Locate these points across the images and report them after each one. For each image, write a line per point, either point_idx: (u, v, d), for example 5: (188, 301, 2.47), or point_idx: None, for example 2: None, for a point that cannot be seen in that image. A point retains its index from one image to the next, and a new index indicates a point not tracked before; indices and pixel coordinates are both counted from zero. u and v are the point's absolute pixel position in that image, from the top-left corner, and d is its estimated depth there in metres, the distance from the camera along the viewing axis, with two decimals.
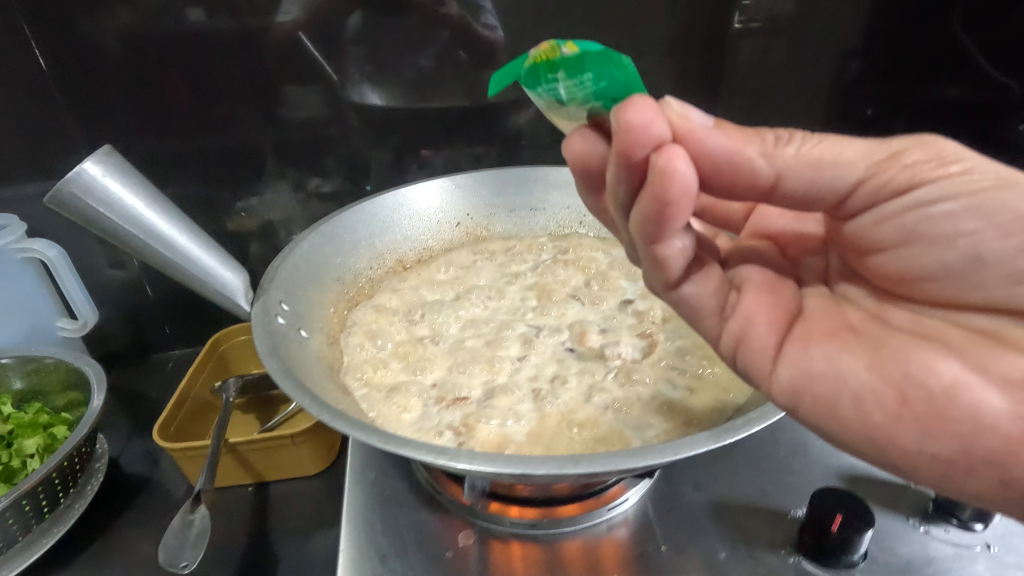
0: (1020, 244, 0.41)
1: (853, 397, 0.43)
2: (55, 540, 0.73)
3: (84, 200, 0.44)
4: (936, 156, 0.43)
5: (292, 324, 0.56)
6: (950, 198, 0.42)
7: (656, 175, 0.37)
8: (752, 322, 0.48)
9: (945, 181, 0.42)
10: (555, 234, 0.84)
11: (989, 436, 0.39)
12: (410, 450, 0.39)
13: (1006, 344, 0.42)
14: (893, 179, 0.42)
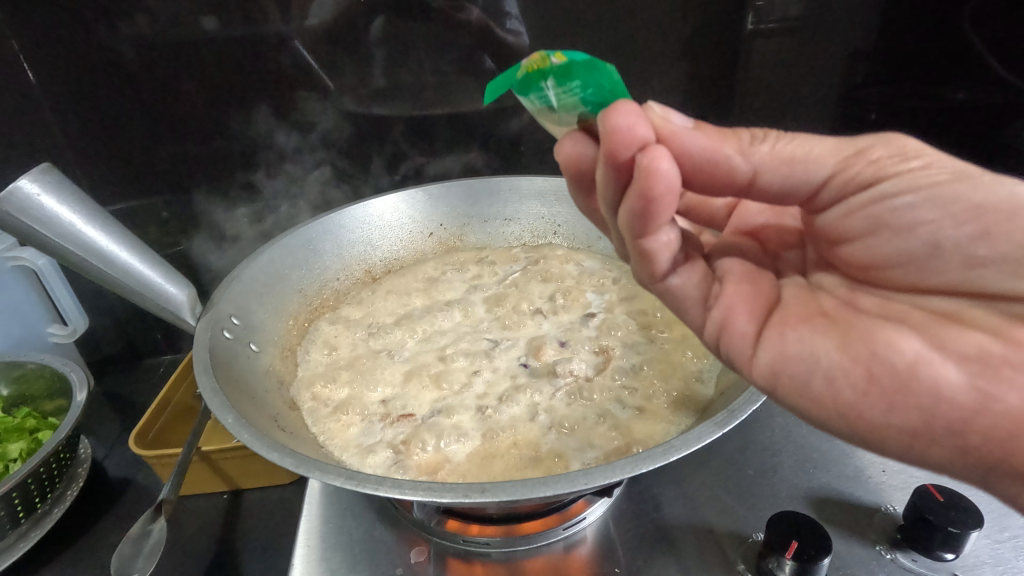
0: (976, 231, 0.37)
1: (825, 375, 0.38)
2: (30, 543, 0.75)
3: (20, 218, 0.44)
4: (906, 153, 0.39)
5: (241, 338, 0.56)
6: (917, 188, 0.38)
7: (640, 174, 0.33)
8: (733, 310, 0.43)
9: (909, 175, 0.38)
10: (528, 245, 0.83)
11: (950, 407, 0.35)
12: (316, 473, 0.38)
13: (967, 324, 0.38)
14: (860, 175, 0.38)
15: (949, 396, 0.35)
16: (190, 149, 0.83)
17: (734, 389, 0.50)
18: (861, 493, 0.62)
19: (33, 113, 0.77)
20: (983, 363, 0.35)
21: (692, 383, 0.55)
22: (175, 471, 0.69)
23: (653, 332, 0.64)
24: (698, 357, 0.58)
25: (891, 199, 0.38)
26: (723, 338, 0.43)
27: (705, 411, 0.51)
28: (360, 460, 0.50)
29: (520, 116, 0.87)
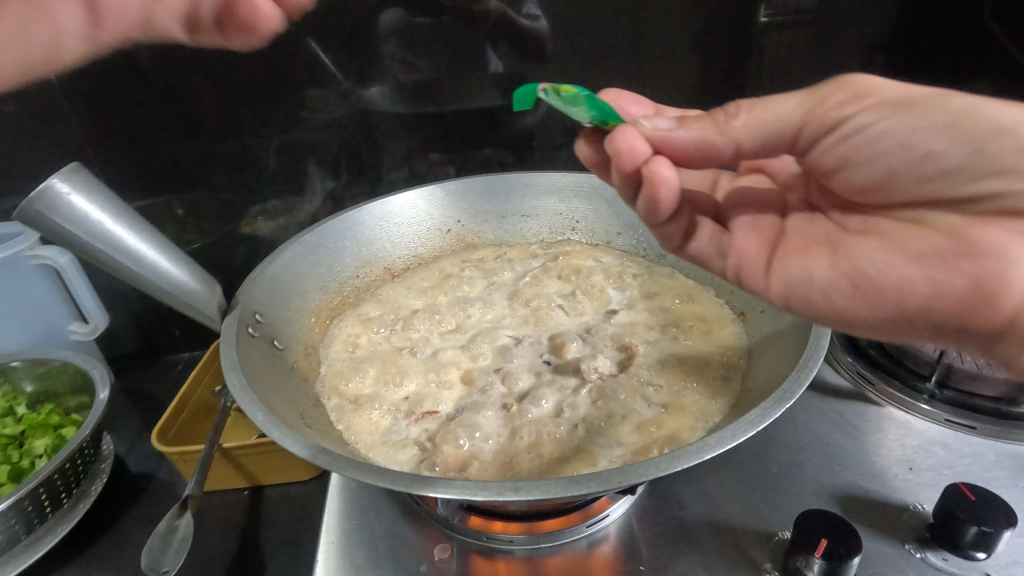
0: (922, 149, 0.43)
1: (820, 293, 0.47)
2: (58, 536, 0.76)
3: (51, 217, 0.44)
4: (867, 91, 0.45)
5: (265, 335, 0.57)
6: (871, 121, 0.44)
7: (644, 183, 0.46)
8: (745, 256, 0.53)
9: (863, 111, 0.44)
10: (546, 241, 0.82)
11: (911, 297, 0.43)
12: (347, 470, 0.38)
13: (929, 228, 0.44)
14: (821, 121, 0.45)
15: (911, 288, 0.43)
16: (208, 146, 0.83)
17: (763, 386, 0.49)
18: (889, 491, 0.61)
19: (51, 114, 0.77)
20: (937, 257, 0.42)
21: (717, 379, 0.54)
22: (198, 467, 0.69)
23: (677, 327, 0.63)
24: (723, 353, 0.58)
25: (856, 131, 0.44)
26: (742, 279, 0.54)
27: (732, 408, 0.51)
28: (387, 456, 0.50)
29: (534, 111, 0.87)
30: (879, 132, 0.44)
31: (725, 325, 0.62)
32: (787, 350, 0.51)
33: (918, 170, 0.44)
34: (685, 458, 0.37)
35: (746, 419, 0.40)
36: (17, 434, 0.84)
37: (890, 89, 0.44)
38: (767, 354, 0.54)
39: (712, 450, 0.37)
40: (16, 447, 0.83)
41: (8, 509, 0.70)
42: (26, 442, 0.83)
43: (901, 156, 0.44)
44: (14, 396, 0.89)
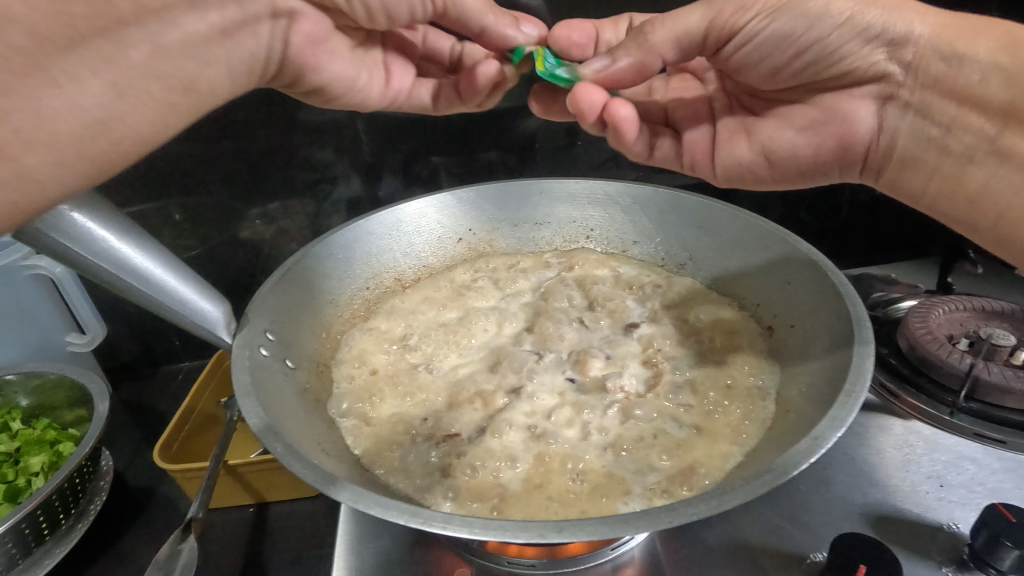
0: (813, 28, 0.52)
1: (747, 170, 0.65)
2: (56, 560, 0.72)
3: (51, 237, 0.42)
4: (755, 1, 0.52)
5: (277, 355, 0.54)
6: (760, 22, 0.53)
7: (613, 135, 0.60)
8: (697, 153, 0.67)
9: (759, 8, 0.52)
10: (561, 250, 0.79)
11: (804, 152, 0.60)
12: (378, 511, 0.35)
13: (817, 106, 0.58)
14: (727, 23, 0.53)
15: (800, 150, 0.60)
16: (210, 151, 0.80)
17: (800, 410, 0.47)
18: (921, 510, 0.59)
19: None
20: (813, 125, 0.59)
21: (750, 399, 0.53)
22: (203, 488, 0.66)
23: (702, 344, 0.61)
24: (753, 372, 0.56)
25: (764, 23, 0.52)
26: (695, 166, 0.68)
27: (768, 430, 0.48)
28: (408, 484, 0.48)
29: (538, 114, 0.84)
30: (778, 30, 0.53)
31: (754, 342, 0.60)
32: (826, 371, 0.48)
33: (799, 45, 0.53)
34: (741, 495, 0.34)
35: (798, 448, 0.37)
36: (12, 451, 0.79)
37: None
38: (801, 373, 0.52)
39: (771, 488, 0.35)
40: (12, 465, 0.78)
41: (5, 532, 0.66)
42: (20, 459, 0.79)
43: (795, 38, 0.53)
44: (9, 411, 0.84)
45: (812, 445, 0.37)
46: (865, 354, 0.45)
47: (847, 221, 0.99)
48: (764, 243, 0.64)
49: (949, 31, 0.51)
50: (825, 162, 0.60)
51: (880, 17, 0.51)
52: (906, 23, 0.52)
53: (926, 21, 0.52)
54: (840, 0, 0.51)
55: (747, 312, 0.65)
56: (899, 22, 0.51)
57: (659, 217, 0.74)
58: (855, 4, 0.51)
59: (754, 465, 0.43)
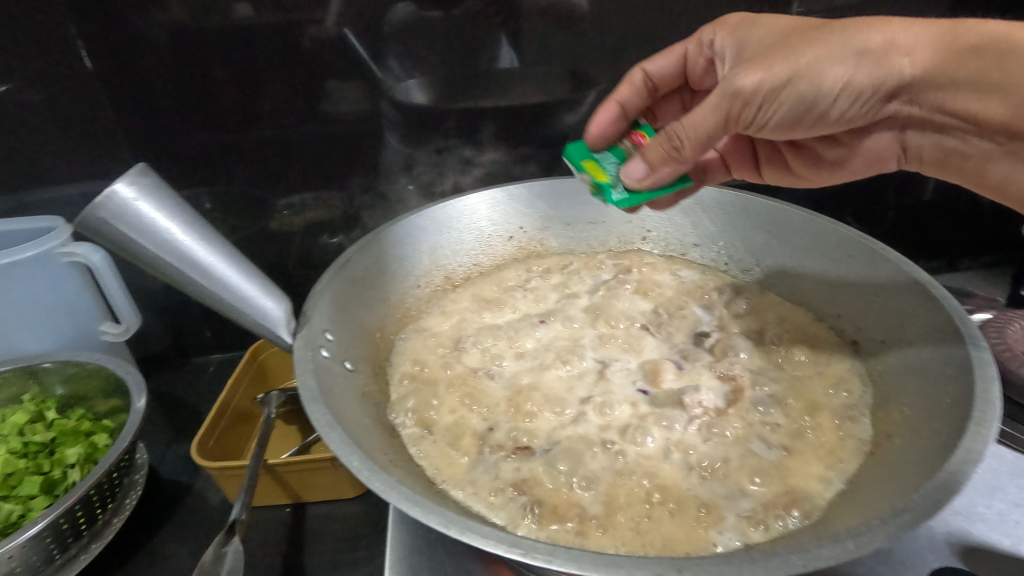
0: (831, 107, 0.49)
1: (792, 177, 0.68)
2: (91, 557, 0.67)
3: (116, 227, 0.40)
4: (751, 90, 0.49)
5: (336, 356, 0.51)
6: (772, 116, 0.50)
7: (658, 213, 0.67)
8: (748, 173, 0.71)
9: (765, 98, 0.49)
10: (615, 250, 0.75)
11: (850, 165, 0.62)
12: (476, 539, 0.32)
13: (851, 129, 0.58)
14: (741, 115, 0.51)
15: (845, 163, 0.62)
16: (244, 139, 0.77)
17: (908, 435, 0.44)
18: (1012, 541, 0.55)
19: (80, 104, 0.72)
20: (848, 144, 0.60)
21: (845, 422, 0.49)
22: (246, 487, 0.64)
23: (781, 357, 0.58)
24: (842, 392, 0.52)
25: (773, 109, 0.50)
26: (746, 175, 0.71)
27: (870, 455, 0.46)
28: (480, 501, 0.45)
29: (575, 109, 0.80)
30: (785, 112, 0.50)
31: (838, 357, 0.56)
32: (936, 395, 0.45)
33: (821, 120, 0.51)
34: (878, 537, 0.32)
35: (933, 483, 0.35)
36: (47, 440, 0.73)
37: (754, 74, 0.49)
38: (901, 395, 0.48)
39: (912, 529, 0.33)
40: (45, 456, 0.72)
41: (43, 528, 0.61)
42: (55, 451, 0.72)
43: (814, 122, 0.51)
44: (42, 398, 0.78)
45: (949, 479, 0.35)
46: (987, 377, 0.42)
47: (896, 226, 0.94)
48: (844, 251, 0.60)
49: (940, 58, 0.45)
50: (869, 161, 0.60)
51: (870, 77, 0.47)
52: (893, 71, 0.46)
53: (916, 54, 0.45)
54: (829, 77, 0.47)
55: (825, 324, 0.61)
56: (888, 74, 0.46)
57: (723, 220, 0.70)
58: (846, 73, 0.47)
59: (865, 498, 0.40)
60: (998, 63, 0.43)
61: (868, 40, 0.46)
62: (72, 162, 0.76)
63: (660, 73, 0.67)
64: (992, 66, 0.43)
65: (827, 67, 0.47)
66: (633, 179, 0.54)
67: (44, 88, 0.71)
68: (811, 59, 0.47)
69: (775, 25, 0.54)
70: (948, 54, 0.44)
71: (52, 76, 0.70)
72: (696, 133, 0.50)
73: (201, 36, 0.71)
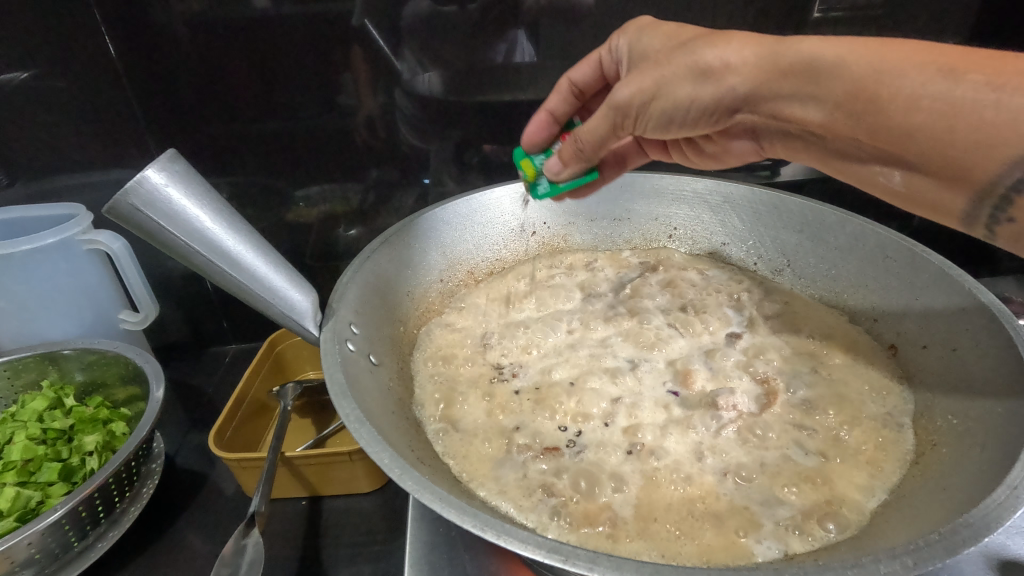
0: (681, 119, 0.49)
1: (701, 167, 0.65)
2: (109, 545, 0.66)
3: (146, 213, 0.39)
4: (625, 104, 0.49)
5: (362, 350, 0.51)
6: (640, 123, 0.51)
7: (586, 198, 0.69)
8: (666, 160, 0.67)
9: (622, 107, 0.50)
10: (640, 248, 0.73)
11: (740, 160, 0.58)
12: (515, 543, 0.32)
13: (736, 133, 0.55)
14: (606, 124, 0.51)
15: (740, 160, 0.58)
16: (260, 130, 0.77)
17: (955, 444, 0.43)
18: None
19: (102, 92, 0.72)
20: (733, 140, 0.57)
21: (886, 429, 0.48)
22: (264, 479, 0.63)
23: (816, 359, 0.56)
24: (880, 398, 0.51)
25: (644, 122, 0.51)
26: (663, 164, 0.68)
27: (914, 463, 0.45)
28: (509, 501, 0.44)
29: None
30: (655, 123, 0.50)
31: (876, 361, 0.55)
32: (987, 405, 0.43)
33: (676, 128, 0.50)
34: (939, 552, 0.31)
35: (993, 499, 0.34)
36: (66, 428, 0.72)
37: (627, 88, 0.49)
38: (946, 402, 0.47)
39: (974, 545, 0.31)
40: (64, 443, 0.71)
41: (63, 515, 0.60)
42: (74, 438, 0.72)
43: (679, 130, 0.50)
44: (61, 385, 0.78)
45: (1012, 494, 0.34)
46: None
47: (925, 227, 0.91)
48: (882, 252, 0.58)
49: (768, 75, 0.44)
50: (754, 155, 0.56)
51: (711, 93, 0.46)
52: (724, 88, 0.45)
53: (740, 70, 0.44)
54: (679, 95, 0.47)
55: (860, 326, 0.59)
56: (723, 91, 0.46)
57: (753, 219, 0.68)
58: (691, 90, 0.47)
59: (912, 511, 0.39)
60: (812, 78, 0.42)
61: (701, 57, 0.45)
62: (91, 152, 0.75)
63: (582, 82, 0.62)
64: (807, 80, 0.42)
65: (674, 85, 0.47)
66: (554, 173, 0.59)
67: (63, 78, 0.71)
68: (664, 77, 0.47)
69: (658, 35, 0.52)
70: (775, 72, 0.43)
71: (75, 63, 0.70)
72: (596, 138, 0.53)
73: (217, 27, 0.70)
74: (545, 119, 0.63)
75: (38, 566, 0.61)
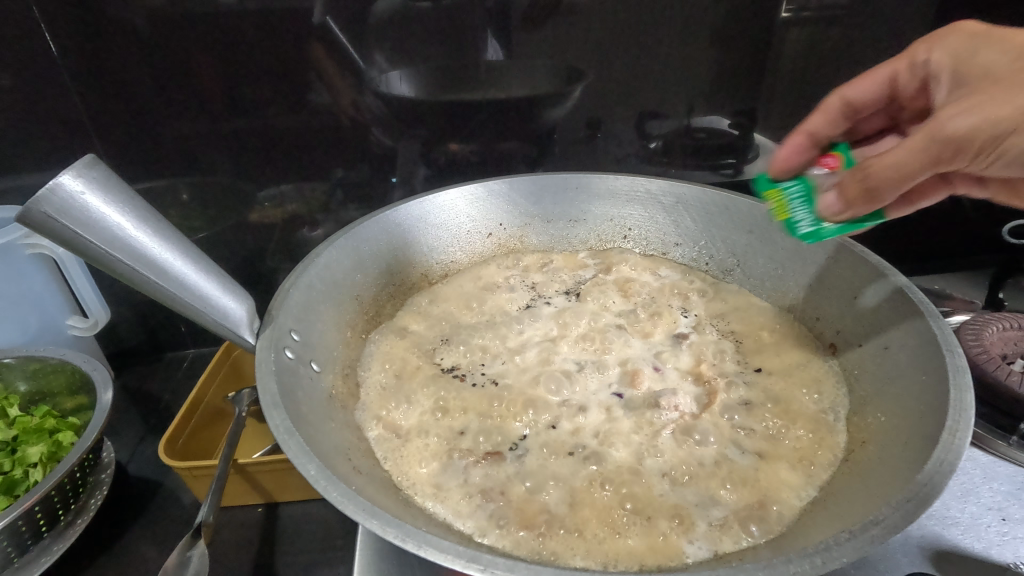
0: (1016, 159, 0.43)
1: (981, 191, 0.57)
2: (53, 558, 0.64)
3: (60, 222, 0.38)
4: (965, 137, 0.41)
5: (302, 357, 0.50)
6: (973, 159, 0.43)
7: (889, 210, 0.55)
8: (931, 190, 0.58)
9: (955, 137, 0.41)
10: (596, 249, 0.73)
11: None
12: (433, 552, 0.31)
13: None
14: (942, 152, 0.42)
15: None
16: (218, 130, 0.75)
17: (883, 441, 0.44)
18: (984, 545, 0.54)
19: (46, 89, 0.69)
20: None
21: (819, 426, 0.49)
22: (213, 489, 0.61)
23: (758, 359, 0.58)
24: (815, 396, 0.53)
25: (985, 160, 0.43)
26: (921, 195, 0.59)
27: (844, 460, 0.46)
28: (446, 507, 0.44)
29: (561, 104, 0.78)
30: (1006, 162, 0.43)
31: (817, 361, 0.56)
32: (913, 402, 0.44)
33: (1014, 160, 0.43)
34: (848, 552, 0.31)
35: (905, 496, 0.35)
36: (9, 439, 0.70)
37: (967, 117, 0.41)
38: (877, 400, 0.49)
39: (882, 543, 0.32)
40: (7, 454, 0.69)
41: (0, 531, 0.58)
42: (17, 450, 0.69)
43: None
44: (4, 395, 0.75)
45: (922, 491, 0.34)
46: (962, 385, 0.41)
47: (878, 226, 0.94)
48: (825, 253, 0.60)
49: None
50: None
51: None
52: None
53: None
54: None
55: (802, 325, 0.61)
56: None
57: (704, 221, 0.69)
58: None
59: (837, 508, 0.40)
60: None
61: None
62: (35, 151, 0.73)
63: (859, 94, 0.58)
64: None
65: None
66: (826, 212, 0.47)
67: (4, 74, 0.68)
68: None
69: (1009, 44, 0.45)
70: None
71: (16, 59, 0.67)
72: (906, 171, 0.42)
73: (171, 23, 0.68)
74: (804, 141, 0.58)
75: None
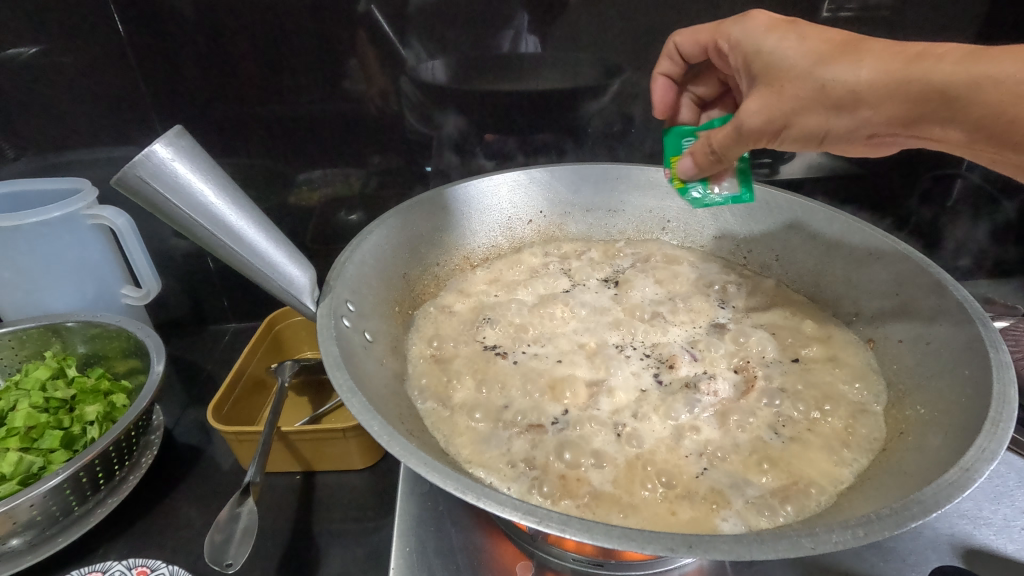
0: (854, 138, 0.49)
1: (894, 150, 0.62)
2: (108, 511, 0.67)
3: (153, 185, 0.42)
4: (758, 128, 0.49)
5: (357, 327, 0.52)
6: (799, 143, 0.50)
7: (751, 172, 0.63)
8: None
9: (791, 131, 0.49)
10: (634, 239, 0.74)
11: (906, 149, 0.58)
12: (491, 503, 0.34)
13: None
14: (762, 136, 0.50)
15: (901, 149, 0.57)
16: (271, 113, 0.78)
17: (920, 432, 0.46)
18: (1016, 546, 0.54)
19: (112, 70, 0.73)
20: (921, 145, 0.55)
21: (855, 416, 0.51)
22: (260, 451, 0.63)
23: (798, 351, 0.59)
24: (855, 388, 0.54)
25: (778, 141, 0.51)
26: None
27: (881, 451, 0.47)
28: (492, 472, 0.47)
29: (600, 98, 0.79)
30: (779, 143, 0.51)
31: (855, 355, 0.57)
32: (951, 395, 0.45)
33: (814, 142, 0.50)
34: (888, 525, 0.33)
35: (945, 480, 0.36)
36: (68, 398, 0.72)
37: (757, 114, 0.49)
38: (916, 393, 0.50)
39: (920, 520, 0.33)
40: (66, 412, 0.72)
41: (63, 481, 0.61)
42: (75, 408, 0.72)
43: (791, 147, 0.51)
44: (64, 356, 0.78)
45: (962, 476, 0.36)
46: (1005, 379, 0.42)
47: (915, 230, 0.93)
48: (867, 251, 0.60)
49: (894, 104, 0.45)
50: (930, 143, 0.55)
51: (847, 123, 0.47)
52: (857, 120, 0.47)
53: (872, 102, 0.45)
54: (808, 124, 0.48)
55: (842, 320, 0.61)
56: (859, 122, 0.47)
57: (744, 215, 0.69)
58: (825, 121, 0.48)
59: (874, 491, 0.42)
60: (946, 103, 0.43)
61: (830, 90, 0.46)
62: (97, 126, 0.76)
63: (686, 47, 0.62)
64: (945, 107, 0.43)
65: (805, 116, 0.48)
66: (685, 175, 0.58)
67: (75, 56, 0.72)
68: (796, 106, 0.48)
69: (790, 37, 0.49)
70: (906, 101, 0.44)
71: (88, 42, 0.71)
72: (735, 145, 0.51)
73: (227, 8, 0.71)
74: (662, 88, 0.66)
75: (38, 528, 0.62)
